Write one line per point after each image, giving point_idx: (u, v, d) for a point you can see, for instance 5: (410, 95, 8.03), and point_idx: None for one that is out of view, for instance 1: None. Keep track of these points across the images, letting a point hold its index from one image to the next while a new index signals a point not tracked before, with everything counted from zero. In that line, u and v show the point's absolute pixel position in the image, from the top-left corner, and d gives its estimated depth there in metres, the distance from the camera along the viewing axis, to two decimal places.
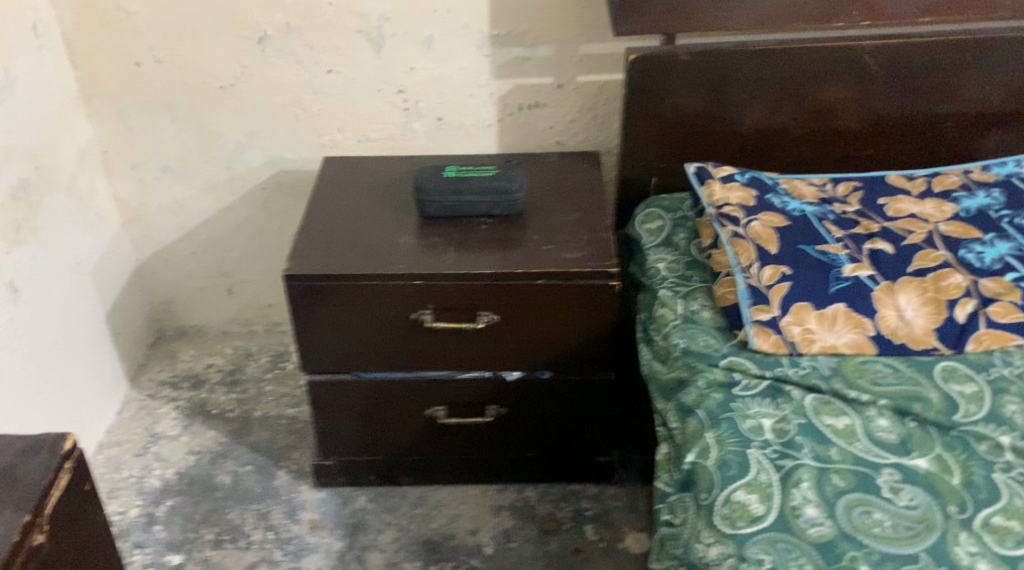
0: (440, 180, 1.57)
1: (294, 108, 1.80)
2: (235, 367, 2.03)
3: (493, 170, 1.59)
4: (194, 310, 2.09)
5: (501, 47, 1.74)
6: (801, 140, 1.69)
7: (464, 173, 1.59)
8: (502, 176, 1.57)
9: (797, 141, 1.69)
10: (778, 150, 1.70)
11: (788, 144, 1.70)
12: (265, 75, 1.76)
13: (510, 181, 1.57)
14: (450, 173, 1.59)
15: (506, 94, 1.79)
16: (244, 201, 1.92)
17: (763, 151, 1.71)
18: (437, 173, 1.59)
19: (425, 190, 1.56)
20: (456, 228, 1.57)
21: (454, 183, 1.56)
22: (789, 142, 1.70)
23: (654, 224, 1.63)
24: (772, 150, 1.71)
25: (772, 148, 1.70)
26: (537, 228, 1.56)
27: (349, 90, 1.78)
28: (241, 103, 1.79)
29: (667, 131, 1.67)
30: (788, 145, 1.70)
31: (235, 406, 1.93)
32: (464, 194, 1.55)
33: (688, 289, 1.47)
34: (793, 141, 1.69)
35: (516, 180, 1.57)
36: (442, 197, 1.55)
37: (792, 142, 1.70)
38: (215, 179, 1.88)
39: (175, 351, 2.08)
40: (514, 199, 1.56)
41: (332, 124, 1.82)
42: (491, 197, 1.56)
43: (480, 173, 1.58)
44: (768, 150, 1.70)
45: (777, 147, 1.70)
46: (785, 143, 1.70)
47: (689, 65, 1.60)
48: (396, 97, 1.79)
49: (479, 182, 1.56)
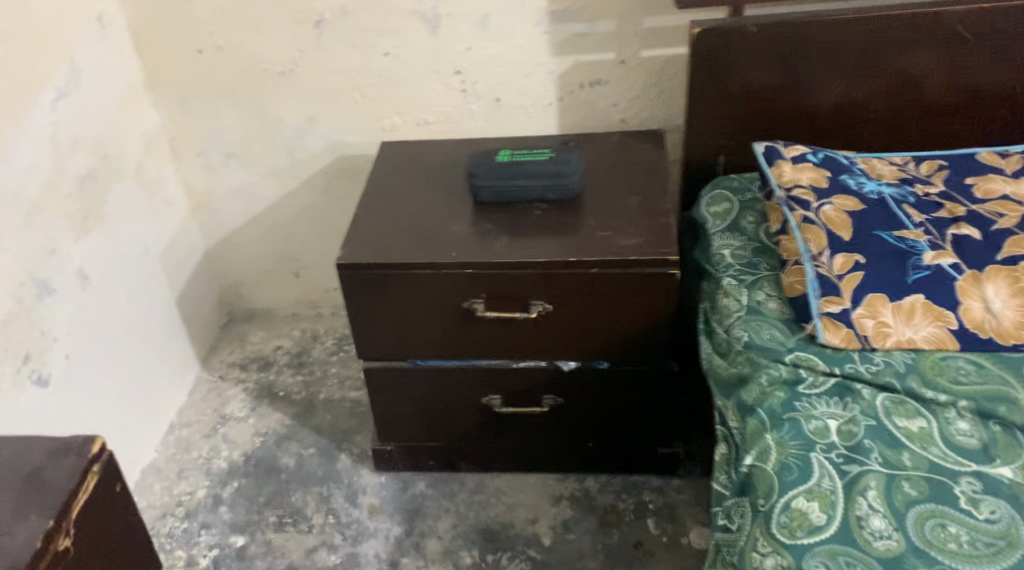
0: (493, 165, 1.53)
1: (352, 91, 1.80)
2: (302, 350, 2.05)
3: (548, 153, 1.53)
4: (263, 293, 2.12)
5: (559, 23, 1.69)
6: (881, 118, 1.58)
7: (518, 157, 1.53)
8: (556, 159, 1.51)
9: (878, 117, 1.58)
10: (856, 127, 1.59)
11: (868, 121, 1.58)
12: (321, 60, 1.76)
13: (564, 164, 1.51)
14: (503, 157, 1.54)
15: (566, 72, 1.74)
16: (307, 185, 1.94)
17: (840, 130, 1.60)
18: (490, 158, 1.55)
19: (477, 175, 1.52)
20: (511, 213, 1.53)
21: (506, 167, 1.52)
22: (870, 120, 1.58)
23: (720, 208, 1.55)
24: (849, 128, 1.60)
25: (850, 126, 1.59)
26: (594, 212, 1.51)
27: (405, 73, 1.77)
28: (300, 88, 1.80)
29: (736, 109, 1.58)
30: (867, 122, 1.59)
31: (300, 388, 1.95)
32: (516, 179, 1.51)
33: (754, 277, 1.40)
34: (874, 118, 1.58)
35: (571, 161, 1.51)
36: (494, 182, 1.51)
37: (873, 120, 1.58)
38: (278, 164, 1.92)
39: (245, 333, 2.11)
40: (568, 182, 1.51)
41: (389, 107, 1.81)
42: (545, 181, 1.51)
43: (535, 157, 1.53)
44: (846, 127, 1.60)
45: (856, 124, 1.59)
46: (864, 121, 1.58)
47: (759, 38, 1.51)
48: (452, 79, 1.77)
49: (533, 166, 1.51)
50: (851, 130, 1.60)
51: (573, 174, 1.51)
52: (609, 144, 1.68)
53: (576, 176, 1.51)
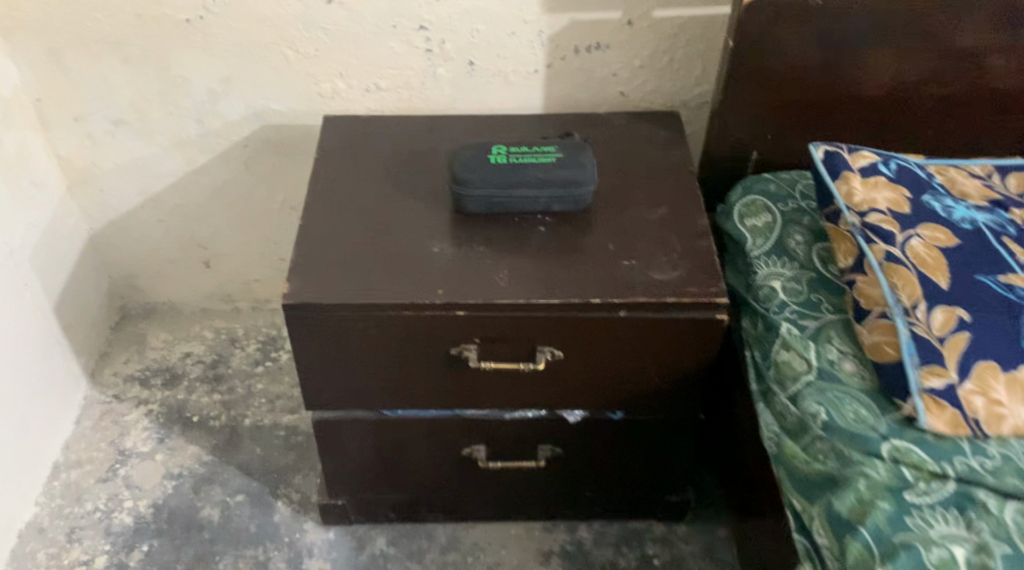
0: (486, 166, 1.18)
1: (283, 47, 1.39)
2: (218, 359, 1.69)
3: (556, 152, 1.20)
4: (164, 284, 1.73)
5: None
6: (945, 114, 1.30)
7: (518, 156, 1.20)
8: (567, 162, 1.18)
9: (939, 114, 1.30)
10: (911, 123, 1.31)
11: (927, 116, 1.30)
12: (242, 5, 1.35)
13: (579, 170, 1.18)
14: (500, 155, 1.20)
15: (560, 32, 1.39)
16: (221, 160, 1.54)
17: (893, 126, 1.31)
18: (480, 154, 1.20)
19: (467, 177, 1.17)
20: (507, 228, 1.19)
21: (503, 170, 1.18)
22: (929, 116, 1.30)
23: (761, 221, 1.26)
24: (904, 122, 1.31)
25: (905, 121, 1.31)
26: (612, 230, 1.20)
27: (354, 25, 1.37)
28: (212, 40, 1.38)
29: (776, 94, 1.28)
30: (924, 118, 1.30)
31: (220, 412, 1.60)
32: (516, 186, 1.17)
33: (819, 324, 1.12)
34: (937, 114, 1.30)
35: (586, 166, 1.19)
36: (488, 189, 1.18)
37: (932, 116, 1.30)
38: (182, 134, 1.50)
39: (145, 336, 1.73)
40: (583, 192, 1.19)
41: (331, 68, 1.42)
42: (552, 192, 1.18)
43: (540, 157, 1.19)
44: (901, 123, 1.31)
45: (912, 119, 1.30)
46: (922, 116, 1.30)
47: (819, 10, 1.20)
48: (415, 35, 1.39)
49: (539, 171, 1.18)
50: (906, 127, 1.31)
51: (589, 182, 1.18)
52: (615, 130, 1.35)
53: (592, 184, 1.19)
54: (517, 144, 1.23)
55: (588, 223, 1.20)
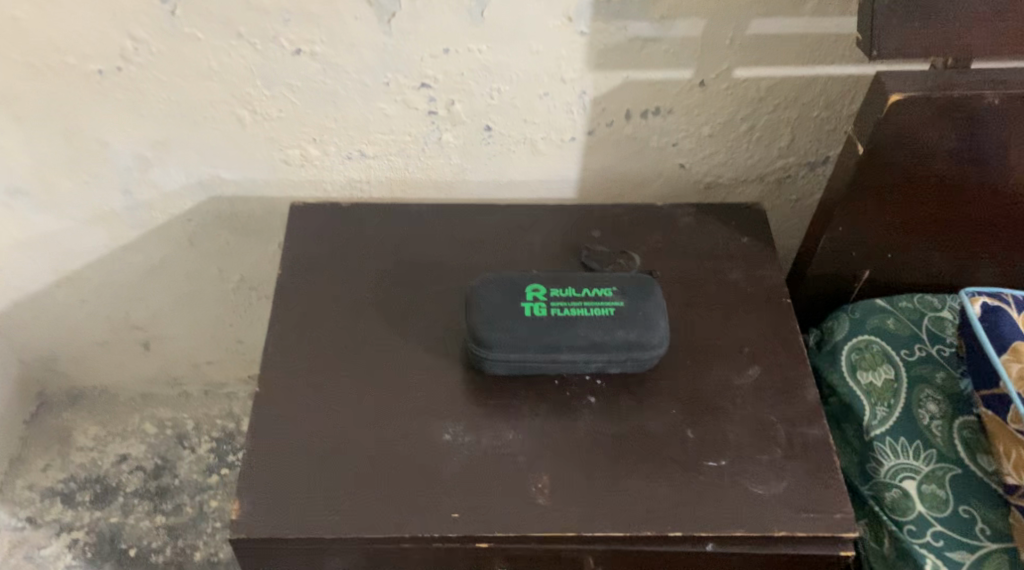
0: (519, 319, 0.85)
1: (236, 107, 1.04)
2: (161, 464, 1.39)
3: (616, 297, 0.86)
4: (93, 366, 1.40)
5: (611, 19, 0.97)
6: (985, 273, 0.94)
7: (564, 301, 0.86)
8: (632, 318, 0.85)
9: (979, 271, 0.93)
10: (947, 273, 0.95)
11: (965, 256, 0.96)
12: (178, 56, 0.98)
13: (647, 330, 0.85)
14: (537, 300, 0.86)
15: (609, 94, 1.04)
16: (157, 235, 1.19)
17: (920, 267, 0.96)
18: (509, 296, 0.86)
19: (490, 337, 0.85)
20: (545, 401, 0.87)
21: (540, 327, 0.84)
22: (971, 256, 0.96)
23: (879, 377, 0.94)
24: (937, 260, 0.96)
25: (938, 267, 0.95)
26: (689, 405, 0.87)
27: (331, 82, 1.02)
28: (139, 98, 1.03)
29: (896, 202, 0.93)
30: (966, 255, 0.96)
31: (163, 542, 1.31)
32: (559, 351, 0.84)
33: (977, 559, 0.83)
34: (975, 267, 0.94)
35: (657, 324, 0.86)
36: (520, 353, 0.85)
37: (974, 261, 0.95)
38: (106, 206, 1.15)
39: (70, 431, 1.42)
40: (651, 354, 0.86)
41: (301, 133, 1.07)
42: (609, 356, 0.85)
43: (594, 307, 0.86)
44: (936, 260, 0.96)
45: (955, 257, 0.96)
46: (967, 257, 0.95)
47: (996, 116, 0.84)
48: (414, 95, 1.03)
49: (593, 333, 0.84)
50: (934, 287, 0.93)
51: (659, 346, 0.85)
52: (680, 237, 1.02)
53: (664, 347, 0.86)
54: (561, 274, 0.89)
55: (655, 392, 0.88)
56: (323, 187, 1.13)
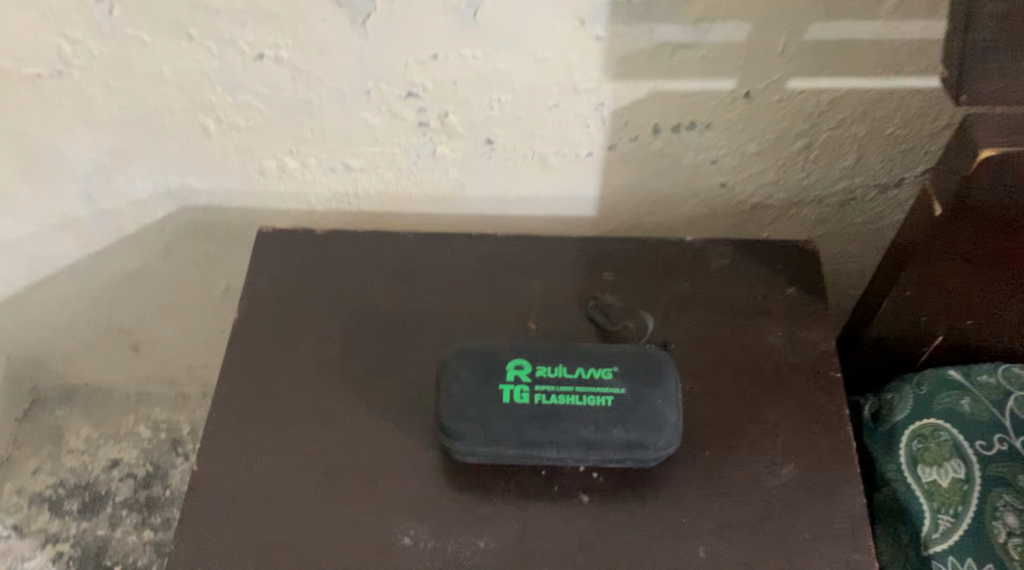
0: (495, 406, 0.70)
1: (197, 114, 0.89)
2: (154, 472, 1.32)
3: (616, 382, 0.70)
4: (83, 367, 1.31)
5: (635, 22, 0.78)
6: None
7: (550, 385, 0.71)
8: (632, 411, 0.69)
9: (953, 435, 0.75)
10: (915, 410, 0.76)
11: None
12: (124, 60, 0.84)
13: (651, 426, 0.69)
14: (518, 382, 0.71)
15: (632, 107, 0.86)
16: (130, 244, 1.07)
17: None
18: (487, 375, 0.72)
19: (460, 427, 0.70)
20: (526, 500, 0.74)
21: (519, 421, 0.70)
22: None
23: (945, 476, 0.77)
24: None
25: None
26: (699, 514, 0.73)
27: (302, 89, 0.86)
28: (88, 104, 0.89)
29: (983, 263, 0.74)
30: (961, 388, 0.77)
31: (151, 559, 1.25)
32: (541, 449, 0.70)
33: None
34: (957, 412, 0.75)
35: (663, 418, 0.70)
36: (495, 448, 0.70)
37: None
38: (70, 214, 1.03)
39: (62, 432, 1.35)
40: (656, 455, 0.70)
41: (274, 143, 0.92)
42: (603, 456, 0.70)
43: (587, 394, 0.70)
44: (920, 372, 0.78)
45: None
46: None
47: None
48: (401, 105, 0.87)
49: (584, 428, 0.69)
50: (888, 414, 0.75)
51: (666, 445, 0.70)
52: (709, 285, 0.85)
53: (672, 447, 0.70)
54: (552, 346, 0.73)
55: (659, 493, 0.74)
56: (305, 200, 0.99)
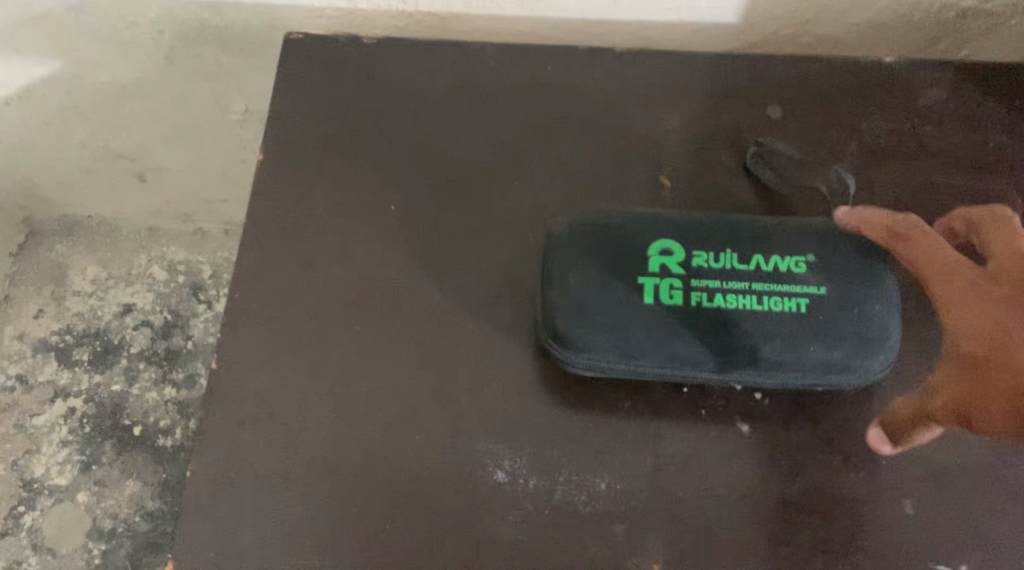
0: (639, 309, 0.50)
1: None
2: (174, 321, 1.15)
3: (811, 280, 0.50)
4: (83, 196, 1.10)
5: None
6: (914, 418, 0.50)
7: (716, 280, 0.51)
8: (840, 322, 0.50)
9: (911, 399, 0.51)
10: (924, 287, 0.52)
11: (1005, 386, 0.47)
12: None
13: (862, 342, 0.50)
14: (669, 275, 0.51)
15: None
16: (124, 52, 0.84)
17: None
18: (620, 262, 0.51)
19: (583, 336, 0.50)
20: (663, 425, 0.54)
21: (672, 332, 0.50)
22: (997, 399, 0.47)
23: None
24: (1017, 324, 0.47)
25: (959, 282, 0.50)
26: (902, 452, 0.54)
27: None
28: None
29: None
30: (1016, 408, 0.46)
31: (175, 420, 1.09)
32: (701, 369, 0.50)
33: None
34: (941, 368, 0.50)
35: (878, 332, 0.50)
36: (634, 365, 0.50)
37: (969, 400, 0.48)
38: (41, 7, 0.78)
39: (66, 270, 1.16)
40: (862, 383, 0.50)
41: None
42: (787, 381, 0.50)
43: (771, 296, 0.50)
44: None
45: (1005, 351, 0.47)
46: (980, 388, 0.47)
47: None
48: None
49: (767, 342, 0.50)
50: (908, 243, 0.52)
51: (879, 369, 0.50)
52: (914, 132, 0.61)
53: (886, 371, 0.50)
54: (711, 222, 0.52)
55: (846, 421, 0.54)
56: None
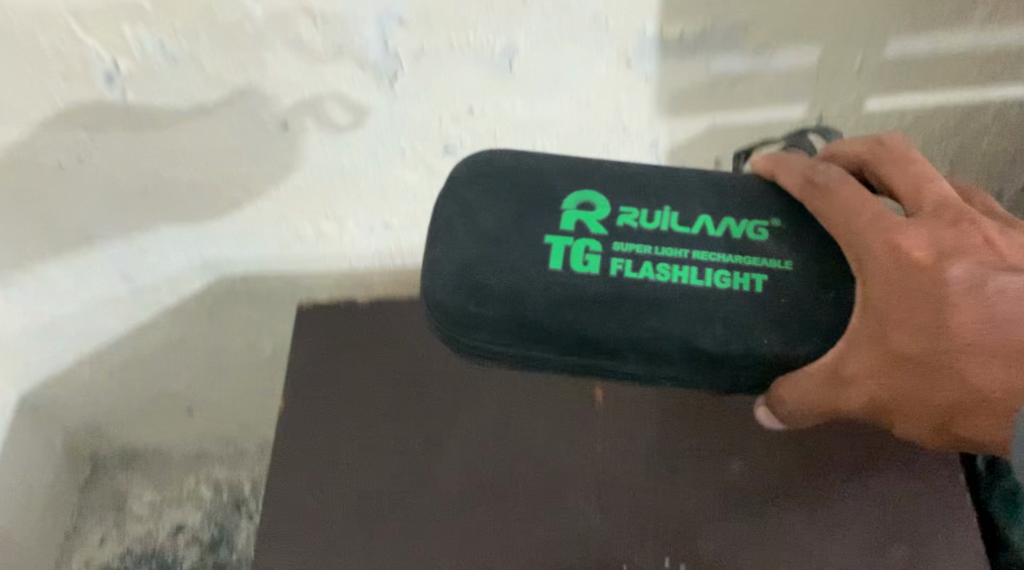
0: (531, 268, 0.65)
1: (224, 188, 0.83)
2: (222, 533, 1.30)
3: (750, 243, 0.66)
4: (140, 431, 1.26)
5: (689, 53, 0.71)
6: (812, 399, 0.61)
7: (644, 243, 0.66)
8: (770, 293, 0.64)
9: (808, 383, 0.61)
10: (854, 256, 0.62)
11: (931, 382, 0.58)
12: (140, 143, 0.77)
13: (766, 320, 0.64)
14: (589, 233, 0.66)
15: (689, 145, 0.78)
16: (174, 316, 1.03)
17: (966, 307, 0.57)
18: (543, 214, 0.67)
19: (471, 301, 0.64)
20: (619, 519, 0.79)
21: (566, 297, 0.64)
22: (945, 383, 0.57)
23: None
24: (957, 312, 0.57)
25: (881, 263, 0.59)
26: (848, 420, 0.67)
27: (333, 155, 0.80)
28: (111, 188, 0.82)
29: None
30: (978, 399, 0.57)
31: None
32: (620, 351, 0.63)
33: None
34: (854, 355, 0.60)
35: (810, 312, 0.63)
36: (517, 348, 0.65)
37: (901, 378, 0.58)
38: (108, 292, 0.98)
39: (123, 496, 1.31)
40: (775, 366, 0.63)
41: (308, 210, 0.87)
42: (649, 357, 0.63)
43: (707, 266, 0.65)
44: (981, 335, 0.57)
45: (943, 330, 0.57)
46: (914, 373, 0.58)
47: None
48: (438, 161, 0.80)
49: (656, 333, 0.63)
50: (837, 222, 0.62)
51: (760, 351, 0.63)
52: None
53: (755, 371, 0.63)
54: (646, 180, 0.69)
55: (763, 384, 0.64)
56: (347, 259, 0.95)
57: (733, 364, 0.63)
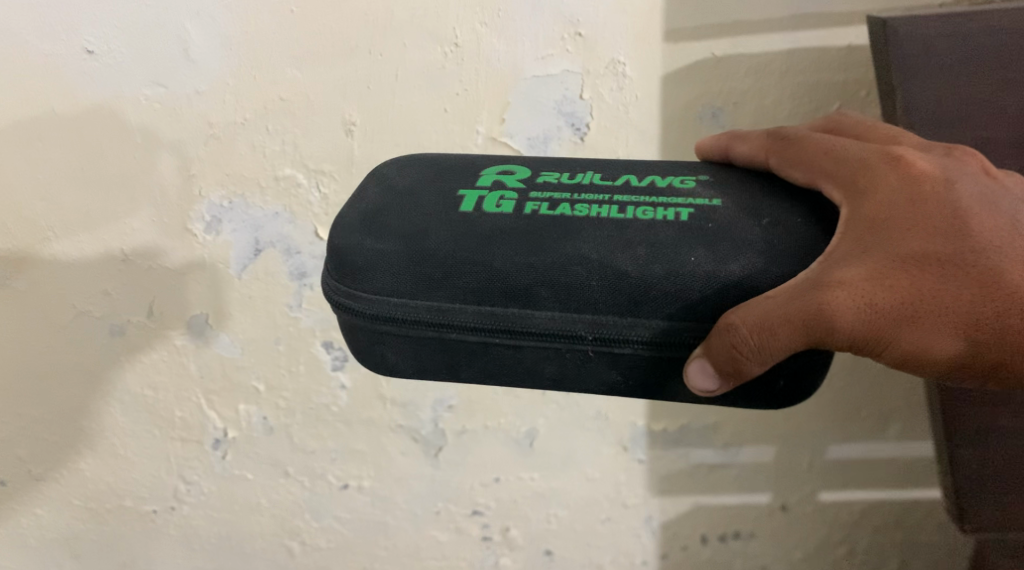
0: (440, 210, 0.59)
1: (283, 538, 0.95)
2: None
3: (675, 190, 0.59)
4: None
5: (670, 446, 0.88)
6: (774, 325, 0.53)
7: (562, 191, 0.59)
8: (696, 223, 0.57)
9: (770, 303, 0.53)
10: (857, 182, 0.56)
11: (945, 281, 0.54)
12: (225, 495, 0.93)
13: (695, 237, 0.56)
14: (507, 187, 0.60)
15: (676, 521, 0.91)
16: None
17: (981, 216, 0.56)
18: (454, 178, 0.61)
19: (368, 238, 0.58)
20: None
21: (468, 237, 0.57)
22: (965, 280, 0.55)
23: None
24: (970, 217, 0.55)
25: (884, 174, 0.56)
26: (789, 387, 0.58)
27: (379, 512, 0.93)
28: (192, 533, 0.95)
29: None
30: (980, 307, 0.55)
31: None
32: (537, 287, 0.56)
33: None
34: (847, 256, 0.54)
35: (741, 232, 0.56)
36: (414, 300, 0.58)
37: (915, 280, 0.54)
38: None
39: None
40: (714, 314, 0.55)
41: (351, 561, 0.96)
42: (562, 292, 0.56)
43: (629, 204, 0.58)
44: (1001, 242, 0.55)
45: (958, 229, 0.55)
46: (927, 268, 0.54)
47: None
48: (467, 521, 0.93)
49: (573, 260, 0.56)
50: (819, 157, 0.58)
51: (688, 279, 0.55)
52: None
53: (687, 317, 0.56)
54: (572, 161, 0.63)
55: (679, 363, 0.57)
56: None
57: (658, 308, 0.56)
